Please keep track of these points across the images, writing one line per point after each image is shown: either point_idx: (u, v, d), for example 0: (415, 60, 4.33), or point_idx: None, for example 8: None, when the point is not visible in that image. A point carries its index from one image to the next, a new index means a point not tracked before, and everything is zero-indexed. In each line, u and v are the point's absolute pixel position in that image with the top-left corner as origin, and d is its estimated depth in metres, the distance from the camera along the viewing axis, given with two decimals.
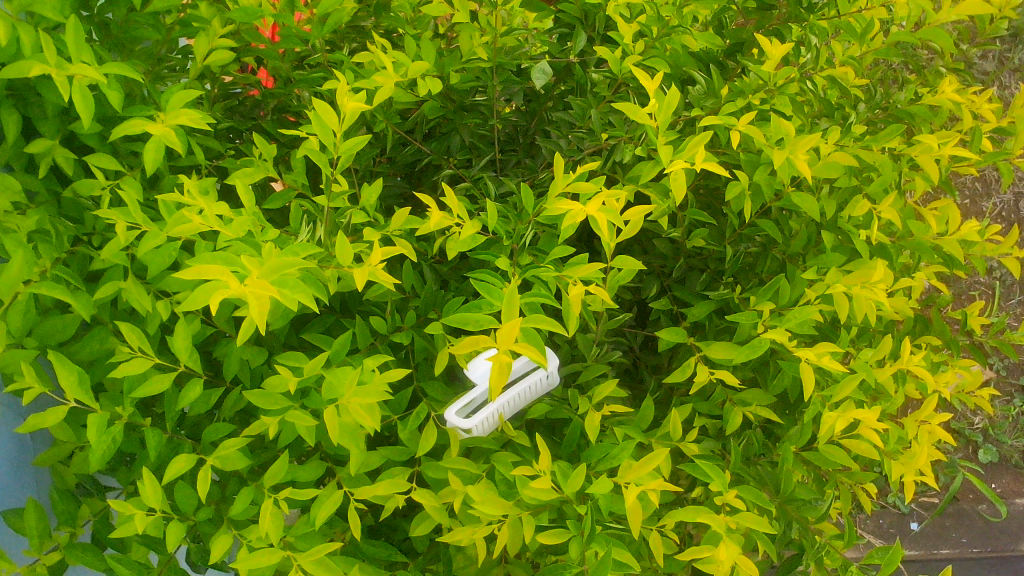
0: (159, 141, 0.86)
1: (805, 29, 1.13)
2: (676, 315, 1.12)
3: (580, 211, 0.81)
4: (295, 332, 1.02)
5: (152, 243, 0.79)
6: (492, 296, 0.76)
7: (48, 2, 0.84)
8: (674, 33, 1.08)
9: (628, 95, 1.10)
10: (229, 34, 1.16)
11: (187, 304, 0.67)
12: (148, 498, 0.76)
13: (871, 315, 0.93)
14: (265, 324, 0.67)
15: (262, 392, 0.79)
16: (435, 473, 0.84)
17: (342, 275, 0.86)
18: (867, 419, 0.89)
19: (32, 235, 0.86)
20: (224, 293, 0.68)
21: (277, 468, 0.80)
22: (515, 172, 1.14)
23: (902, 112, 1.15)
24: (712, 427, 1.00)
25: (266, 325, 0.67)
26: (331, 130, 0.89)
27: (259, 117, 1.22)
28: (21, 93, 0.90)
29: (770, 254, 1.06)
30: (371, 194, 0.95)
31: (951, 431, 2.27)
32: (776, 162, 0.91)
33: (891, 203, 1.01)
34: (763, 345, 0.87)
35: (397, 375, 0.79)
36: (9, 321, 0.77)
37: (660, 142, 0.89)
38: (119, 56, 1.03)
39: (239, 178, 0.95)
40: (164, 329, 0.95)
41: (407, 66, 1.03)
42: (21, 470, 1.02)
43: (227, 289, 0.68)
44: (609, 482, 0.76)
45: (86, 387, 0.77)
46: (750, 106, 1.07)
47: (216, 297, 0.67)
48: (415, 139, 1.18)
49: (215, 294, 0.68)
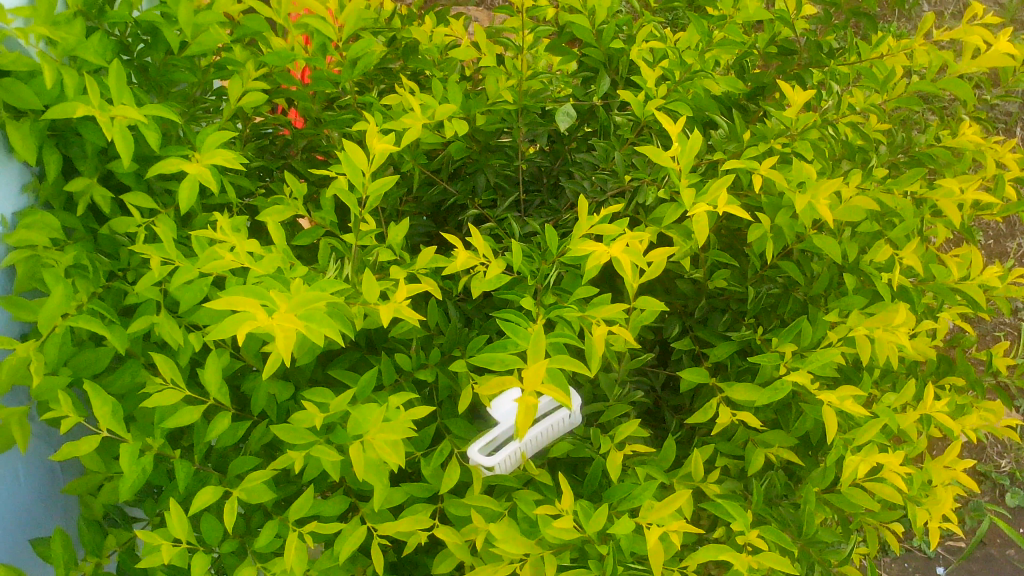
0: (194, 179, 0.89)
1: (826, 74, 1.15)
2: (698, 354, 1.12)
3: (603, 253, 0.82)
4: (321, 368, 1.03)
5: (184, 278, 0.82)
6: (517, 335, 0.76)
7: (91, 46, 0.87)
8: (697, 77, 1.10)
9: (650, 137, 1.12)
10: (262, 76, 1.19)
11: (215, 333, 0.69)
12: (175, 529, 0.77)
13: (894, 358, 0.93)
14: (288, 355, 0.69)
15: (288, 427, 0.80)
16: (458, 510, 0.85)
17: (368, 312, 0.87)
18: (891, 463, 0.88)
19: (68, 270, 0.89)
20: (252, 323, 0.69)
21: (301, 502, 0.81)
22: (539, 213, 1.16)
23: (923, 156, 1.16)
24: (734, 467, 1.00)
25: (287, 355, 0.68)
26: (360, 171, 0.91)
27: (290, 156, 1.24)
28: (62, 133, 0.93)
29: (792, 295, 1.06)
30: (397, 232, 0.97)
31: (977, 474, 2.24)
32: (798, 205, 0.92)
33: (913, 247, 1.01)
34: (786, 387, 0.87)
35: (422, 412, 0.79)
36: (45, 354, 0.79)
37: (683, 185, 0.90)
38: (156, 97, 1.06)
39: (270, 217, 0.97)
40: (193, 363, 0.97)
41: (434, 108, 1.05)
42: (51, 499, 1.04)
43: (255, 320, 0.70)
44: (631, 522, 0.76)
45: (118, 418, 0.79)
46: (771, 149, 1.08)
47: (243, 327, 0.69)
48: (441, 179, 1.20)
49: (242, 325, 0.70)
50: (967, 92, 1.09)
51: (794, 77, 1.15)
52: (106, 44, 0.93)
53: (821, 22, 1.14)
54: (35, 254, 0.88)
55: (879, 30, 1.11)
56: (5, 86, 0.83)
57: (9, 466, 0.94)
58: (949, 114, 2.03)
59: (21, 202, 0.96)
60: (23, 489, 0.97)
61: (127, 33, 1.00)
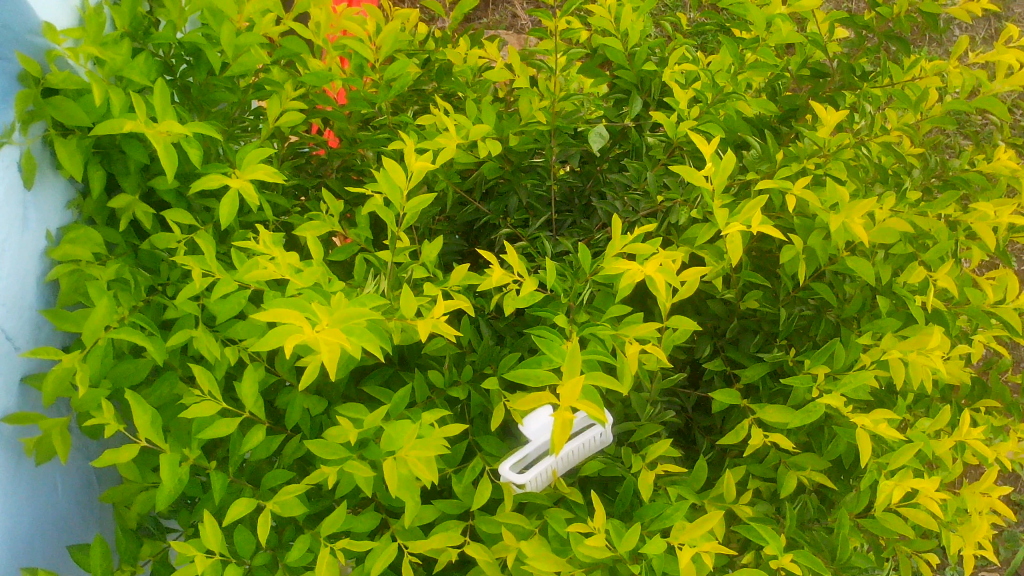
0: (235, 195, 0.91)
1: (859, 96, 1.15)
2: (729, 375, 1.11)
3: (637, 271, 0.83)
4: (354, 383, 1.04)
5: (223, 291, 0.83)
6: (553, 351, 0.77)
7: (137, 66, 0.90)
8: (730, 100, 1.11)
9: (682, 158, 1.13)
10: (299, 97, 1.21)
11: (262, 346, 0.70)
12: (209, 540, 0.77)
13: (928, 381, 0.92)
14: (334, 369, 0.70)
15: (322, 441, 0.81)
16: (488, 527, 0.85)
17: (403, 327, 0.89)
18: (925, 489, 0.87)
19: (110, 284, 0.91)
20: (299, 336, 0.71)
21: (333, 516, 0.81)
22: (571, 233, 1.17)
23: (959, 178, 1.14)
24: (766, 490, 0.99)
25: (335, 369, 0.70)
26: (398, 188, 0.92)
27: (325, 175, 1.26)
28: (106, 152, 0.95)
29: (825, 317, 1.06)
30: (431, 249, 0.98)
31: (1012, 502, 2.19)
32: (832, 226, 0.92)
33: (947, 270, 1.01)
34: (819, 410, 0.87)
35: (455, 428, 0.80)
36: (87, 366, 0.81)
37: (716, 205, 0.90)
38: (197, 117, 1.08)
39: (307, 232, 0.98)
40: (229, 377, 0.98)
41: (468, 128, 1.07)
42: (87, 508, 1.05)
43: (302, 332, 0.71)
44: (662, 543, 0.76)
45: (157, 427, 0.80)
46: (805, 170, 1.08)
47: (292, 339, 0.70)
48: (474, 198, 1.21)
49: (289, 338, 0.70)
50: (1004, 114, 1.07)
51: (827, 100, 1.15)
52: (151, 65, 0.96)
53: (853, 44, 1.14)
54: (79, 268, 0.91)
55: (912, 54, 1.11)
56: (55, 104, 0.86)
57: (49, 475, 0.96)
58: (983, 138, 2.03)
59: (66, 218, 0.98)
60: (62, 498, 0.99)
61: (170, 54, 1.03)
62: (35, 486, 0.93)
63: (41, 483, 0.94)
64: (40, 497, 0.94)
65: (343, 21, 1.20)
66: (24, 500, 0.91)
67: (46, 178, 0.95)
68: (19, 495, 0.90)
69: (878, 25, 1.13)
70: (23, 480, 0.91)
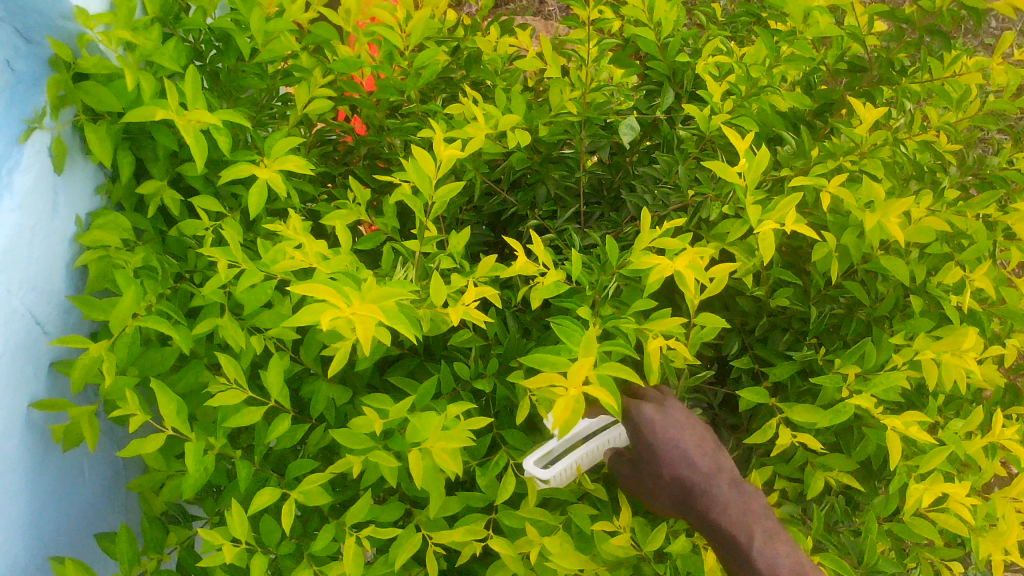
0: (263, 183, 0.91)
1: (897, 92, 1.13)
2: (757, 374, 1.10)
3: (666, 266, 0.82)
4: (379, 374, 1.03)
5: (250, 279, 0.83)
6: (571, 341, 0.75)
7: (167, 51, 0.89)
8: (764, 93, 1.09)
9: (714, 152, 1.11)
10: (327, 84, 1.20)
11: (297, 321, 0.68)
12: (235, 529, 0.77)
13: (961, 384, 0.90)
14: (370, 347, 0.70)
15: (347, 431, 0.80)
16: (512, 521, 0.83)
17: (430, 319, 0.88)
18: (958, 493, 0.85)
19: (138, 271, 0.91)
20: (334, 312, 0.69)
21: (358, 507, 0.81)
22: (600, 225, 1.16)
23: (997, 177, 1.12)
24: (793, 490, 0.98)
25: (371, 346, 0.69)
26: (426, 178, 0.91)
27: (352, 163, 1.25)
28: (136, 137, 0.95)
29: (856, 316, 1.04)
30: (459, 240, 0.97)
31: None
32: (868, 224, 0.90)
33: (984, 270, 0.99)
34: (849, 410, 0.85)
35: (481, 422, 0.79)
36: (116, 353, 0.81)
37: (749, 201, 0.88)
38: (227, 103, 1.08)
39: (335, 221, 0.98)
40: (255, 365, 0.98)
41: (498, 118, 1.05)
42: (113, 494, 1.06)
43: (337, 309, 0.70)
44: (687, 542, 0.79)
45: (183, 416, 0.80)
46: (840, 167, 1.06)
47: (328, 314, 0.68)
48: (502, 189, 1.20)
49: (324, 314, 0.69)
50: None
51: (863, 95, 1.12)
52: (182, 50, 0.95)
53: (892, 38, 1.11)
54: (107, 254, 0.91)
55: (953, 49, 1.08)
56: (87, 89, 0.86)
57: (76, 460, 0.97)
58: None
59: (95, 204, 0.99)
60: (88, 483, 1.00)
61: (200, 40, 1.02)
62: (62, 471, 0.94)
63: (68, 469, 0.95)
64: (66, 482, 0.95)
65: (373, 9, 1.19)
66: (52, 485, 0.92)
67: (76, 163, 0.95)
68: (46, 480, 0.91)
69: (919, 19, 1.10)
70: (49, 465, 0.91)
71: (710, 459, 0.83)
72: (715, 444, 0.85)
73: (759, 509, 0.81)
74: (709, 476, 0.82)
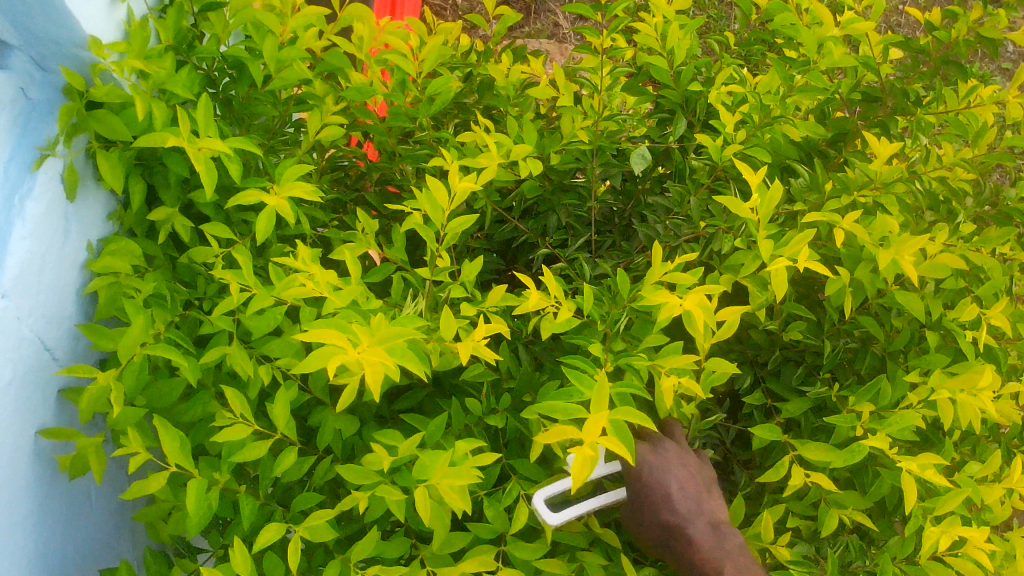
0: (273, 212, 0.91)
1: (913, 123, 1.12)
2: (770, 408, 1.09)
3: (676, 305, 0.81)
4: (388, 404, 1.03)
5: (258, 310, 0.83)
6: (582, 386, 0.75)
7: (180, 80, 0.89)
8: (777, 123, 1.09)
9: (727, 182, 1.10)
10: (340, 110, 1.21)
11: (304, 368, 0.69)
12: (238, 565, 0.76)
13: (978, 423, 0.89)
14: (377, 390, 0.70)
15: (354, 465, 0.80)
16: (522, 553, 0.83)
17: (439, 351, 0.87)
18: (974, 538, 0.83)
19: (147, 299, 0.91)
20: (341, 356, 0.70)
21: (363, 542, 0.80)
22: (611, 254, 1.15)
23: (1014, 209, 1.11)
24: (806, 529, 0.96)
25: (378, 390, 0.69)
26: (437, 209, 0.91)
27: (364, 188, 1.25)
28: (148, 164, 0.96)
29: (870, 350, 1.02)
30: (469, 270, 0.97)
31: None
32: (882, 259, 0.89)
33: (1001, 307, 0.97)
34: (863, 450, 0.83)
35: (489, 459, 0.78)
36: (123, 383, 0.81)
37: (761, 235, 0.87)
38: (239, 130, 1.08)
39: (345, 250, 0.97)
40: (263, 394, 0.98)
41: (510, 146, 1.05)
42: (118, 521, 1.05)
43: (344, 354, 0.70)
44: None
45: (186, 452, 0.79)
46: (854, 199, 1.05)
47: (333, 360, 0.69)
48: (513, 217, 1.19)
49: (331, 359, 0.70)
50: None
51: (878, 125, 1.11)
52: (195, 78, 0.95)
53: (908, 69, 1.10)
54: (116, 282, 0.91)
55: (969, 80, 1.07)
56: (98, 118, 0.86)
57: (82, 489, 0.96)
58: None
59: (105, 230, 0.99)
60: (93, 511, 0.99)
61: (214, 67, 1.03)
62: (67, 499, 0.94)
63: (73, 497, 0.95)
64: (71, 510, 0.94)
65: (387, 35, 1.20)
66: (56, 513, 0.92)
67: (88, 189, 0.95)
68: (50, 509, 0.90)
69: (935, 50, 1.10)
70: (55, 493, 0.91)
71: (691, 498, 0.86)
72: (700, 486, 0.88)
73: (733, 550, 0.84)
74: (688, 518, 0.84)
